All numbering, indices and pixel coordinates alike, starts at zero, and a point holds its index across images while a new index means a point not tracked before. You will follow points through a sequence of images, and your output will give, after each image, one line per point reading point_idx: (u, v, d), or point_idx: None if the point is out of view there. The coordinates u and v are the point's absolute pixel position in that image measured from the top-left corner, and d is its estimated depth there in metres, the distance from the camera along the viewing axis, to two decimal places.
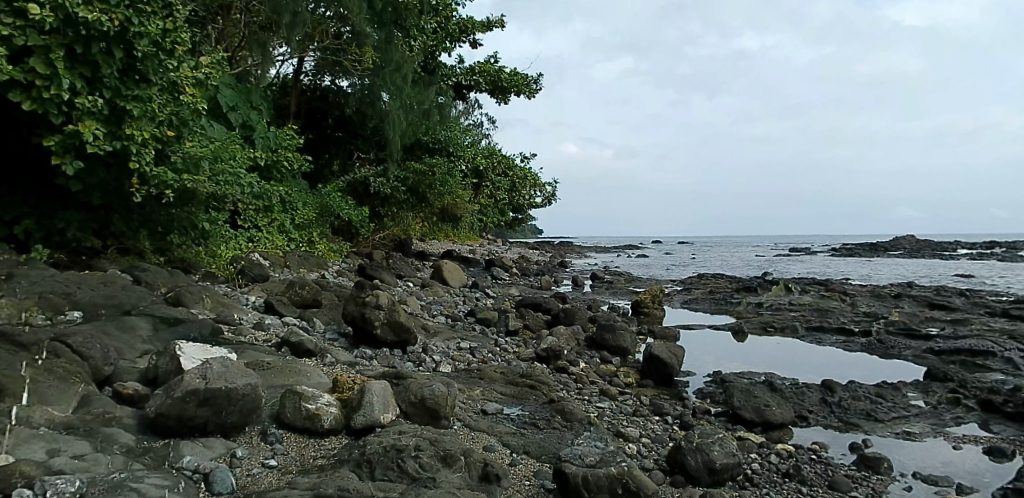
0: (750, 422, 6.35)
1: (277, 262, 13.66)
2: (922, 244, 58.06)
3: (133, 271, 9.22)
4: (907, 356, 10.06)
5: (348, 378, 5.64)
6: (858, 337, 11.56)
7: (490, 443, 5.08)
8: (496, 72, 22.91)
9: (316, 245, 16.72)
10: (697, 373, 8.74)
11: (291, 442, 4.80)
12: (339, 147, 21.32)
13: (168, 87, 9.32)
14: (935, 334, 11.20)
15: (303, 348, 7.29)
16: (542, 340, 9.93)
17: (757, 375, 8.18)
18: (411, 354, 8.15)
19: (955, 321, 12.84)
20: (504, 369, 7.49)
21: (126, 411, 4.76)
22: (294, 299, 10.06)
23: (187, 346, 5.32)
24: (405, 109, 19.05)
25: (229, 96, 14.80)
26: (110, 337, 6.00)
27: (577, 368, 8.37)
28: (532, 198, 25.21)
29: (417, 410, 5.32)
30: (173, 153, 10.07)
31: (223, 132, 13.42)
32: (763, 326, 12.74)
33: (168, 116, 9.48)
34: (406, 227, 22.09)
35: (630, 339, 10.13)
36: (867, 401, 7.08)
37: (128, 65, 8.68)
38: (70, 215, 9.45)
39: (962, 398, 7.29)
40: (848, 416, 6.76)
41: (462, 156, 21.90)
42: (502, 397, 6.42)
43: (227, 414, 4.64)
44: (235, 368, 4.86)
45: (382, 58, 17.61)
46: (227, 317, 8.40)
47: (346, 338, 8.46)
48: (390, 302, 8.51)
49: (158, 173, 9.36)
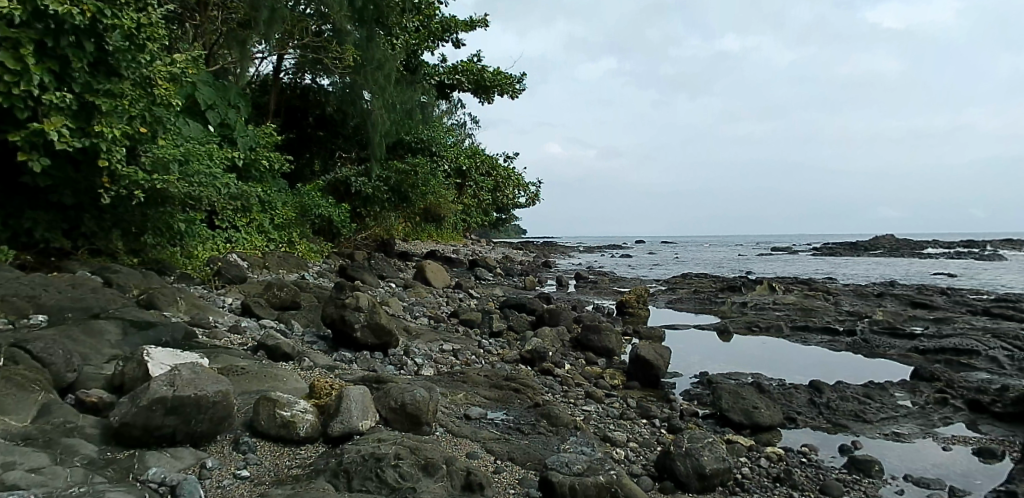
0: (738, 424, 6.24)
1: (255, 263, 13.37)
2: (900, 243, 58.72)
3: (104, 272, 8.90)
4: (892, 355, 10.05)
5: (325, 383, 5.42)
6: (843, 336, 11.54)
7: (474, 450, 4.90)
8: (479, 71, 22.71)
9: (296, 246, 16.42)
10: (684, 374, 8.62)
11: (265, 450, 4.59)
12: (320, 147, 20.89)
13: (141, 82, 9.02)
14: (919, 333, 11.21)
15: (280, 352, 7.07)
16: (526, 342, 9.77)
17: (744, 376, 8.09)
18: (392, 356, 7.95)
19: (938, 320, 12.89)
20: (488, 372, 7.31)
21: (89, 420, 4.51)
22: (272, 300, 9.80)
23: (155, 351, 5.07)
24: (387, 108, 18.78)
25: (208, 93, 14.23)
26: (74, 342, 5.73)
27: (562, 370, 8.22)
28: (516, 197, 25.03)
29: (398, 416, 5.12)
30: (141, 153, 9.78)
31: (200, 130, 13.07)
32: (748, 326, 12.69)
33: (142, 112, 9.14)
34: (388, 227, 21.83)
35: (615, 339, 10.01)
36: (856, 401, 7.01)
37: (97, 59, 8.38)
38: (38, 214, 9.14)
39: (950, 398, 7.25)
40: (837, 417, 6.68)
41: (445, 156, 21.75)
42: (486, 401, 6.23)
43: (197, 423, 4.41)
44: (205, 374, 4.63)
45: (363, 56, 17.24)
46: (202, 320, 8.14)
47: (326, 340, 8.24)
48: (371, 304, 8.30)
49: (128, 173, 9.06)
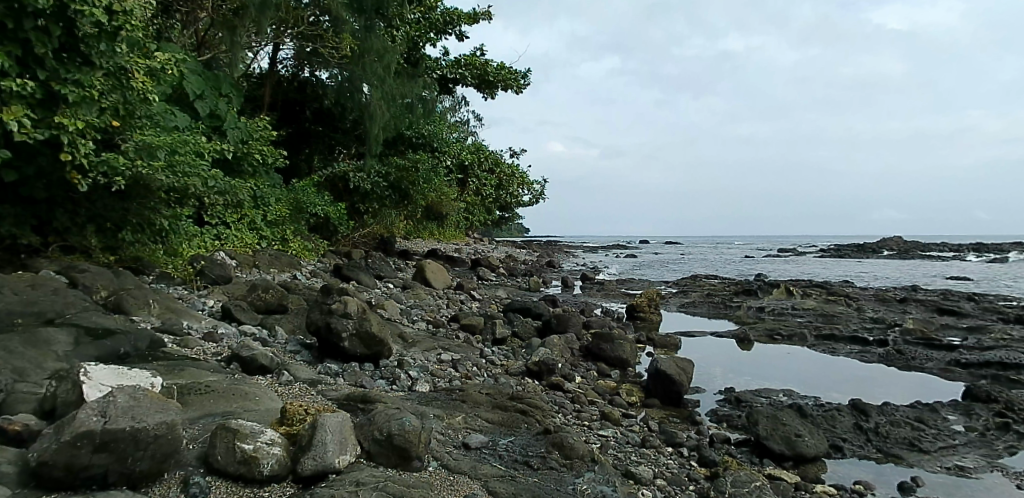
0: (779, 455, 5.42)
1: (244, 262, 12.54)
2: (910, 245, 57.62)
3: (70, 271, 8.08)
4: (932, 369, 9.19)
5: (298, 408, 4.58)
6: (874, 346, 10.68)
7: (472, 492, 4.09)
8: (482, 66, 21.84)
9: (290, 244, 15.57)
10: (707, 390, 7.79)
11: (220, 493, 3.78)
12: (318, 142, 19.97)
13: (115, 73, 8.16)
14: (957, 343, 10.35)
15: (256, 365, 6.25)
16: (532, 351, 8.93)
17: (776, 394, 7.26)
18: (384, 368, 7.12)
19: (973, 329, 12.03)
20: (490, 388, 6.47)
21: (6, 455, 3.69)
22: (255, 304, 8.98)
23: (96, 369, 4.24)
24: (387, 101, 17.90)
25: (196, 83, 13.25)
26: (10, 357, 4.93)
27: (573, 385, 7.41)
28: (520, 195, 24.08)
29: (383, 450, 4.28)
30: (123, 141, 8.87)
31: (188, 121, 12.21)
32: (769, 334, 11.87)
33: (114, 105, 8.37)
34: (388, 224, 21.00)
35: (630, 349, 9.17)
36: (908, 427, 6.17)
37: (65, 44, 7.55)
38: (3, 208, 8.38)
39: (1013, 423, 6.40)
40: (888, 446, 5.85)
41: (447, 151, 20.88)
42: (489, 425, 5.40)
43: (134, 462, 3.59)
44: (149, 400, 3.80)
45: (361, 46, 16.51)
46: (174, 325, 7.34)
47: (312, 350, 7.44)
48: (361, 309, 7.48)
49: (103, 160, 8.20)
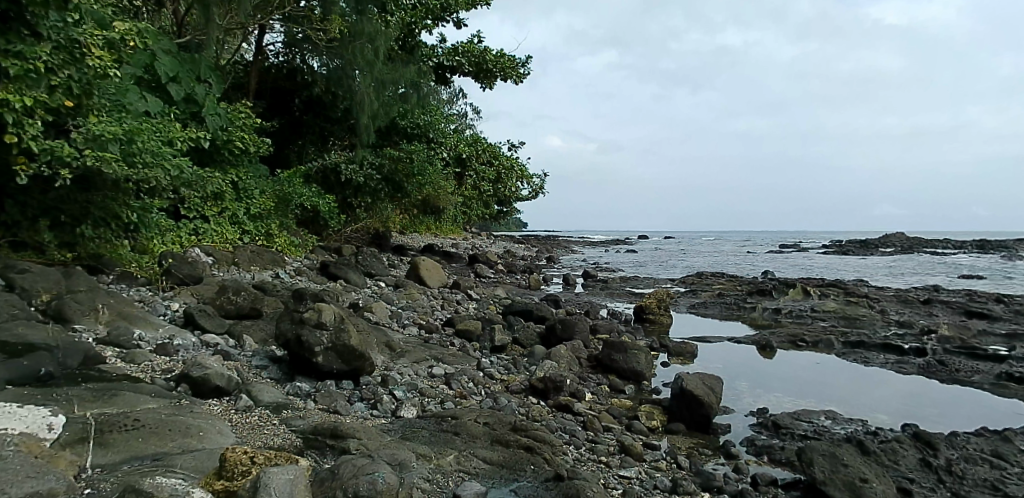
0: None
1: (222, 260, 11.56)
2: (913, 242, 56.38)
3: (8, 272, 6.99)
4: (982, 384, 8.22)
5: (242, 455, 3.53)
6: (910, 356, 9.70)
7: None
8: (481, 53, 20.71)
9: (274, 239, 14.48)
10: (738, 410, 6.79)
11: None
12: (309, 132, 18.79)
13: (68, 46, 6.88)
14: (1005, 353, 9.35)
15: (210, 387, 5.23)
16: (535, 363, 7.95)
17: (820, 419, 6.26)
18: (365, 387, 6.10)
19: (1013, 335, 11.04)
20: (489, 413, 5.46)
21: None
22: (225, 308, 7.97)
23: None
24: (379, 88, 16.77)
25: (168, 63, 12.02)
26: None
27: (584, 406, 6.41)
28: (520, 191, 22.34)
29: None
30: (73, 126, 7.67)
31: (159, 105, 11.05)
32: (792, 339, 10.89)
33: (68, 83, 7.09)
34: (382, 219, 19.94)
35: (645, 360, 8.16)
36: (985, 466, 5.20)
37: (9, 12, 6.35)
38: None
39: None
40: (965, 489, 4.87)
41: (443, 143, 19.85)
42: (488, 468, 4.39)
43: None
44: (20, 463, 2.80)
45: (351, 29, 15.41)
46: (121, 336, 6.29)
47: (283, 365, 6.43)
48: (340, 317, 6.44)
49: (48, 147, 7.13)
